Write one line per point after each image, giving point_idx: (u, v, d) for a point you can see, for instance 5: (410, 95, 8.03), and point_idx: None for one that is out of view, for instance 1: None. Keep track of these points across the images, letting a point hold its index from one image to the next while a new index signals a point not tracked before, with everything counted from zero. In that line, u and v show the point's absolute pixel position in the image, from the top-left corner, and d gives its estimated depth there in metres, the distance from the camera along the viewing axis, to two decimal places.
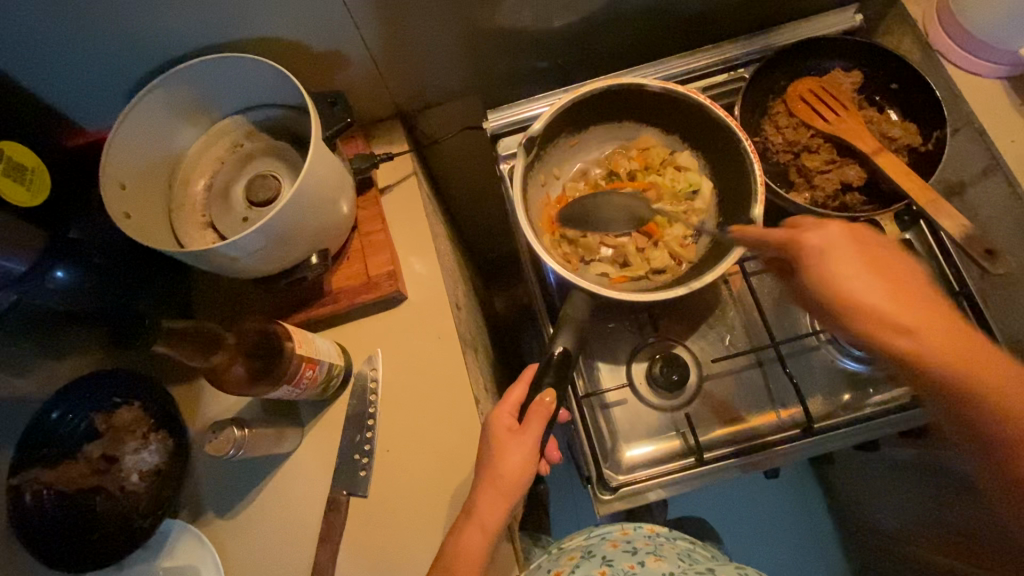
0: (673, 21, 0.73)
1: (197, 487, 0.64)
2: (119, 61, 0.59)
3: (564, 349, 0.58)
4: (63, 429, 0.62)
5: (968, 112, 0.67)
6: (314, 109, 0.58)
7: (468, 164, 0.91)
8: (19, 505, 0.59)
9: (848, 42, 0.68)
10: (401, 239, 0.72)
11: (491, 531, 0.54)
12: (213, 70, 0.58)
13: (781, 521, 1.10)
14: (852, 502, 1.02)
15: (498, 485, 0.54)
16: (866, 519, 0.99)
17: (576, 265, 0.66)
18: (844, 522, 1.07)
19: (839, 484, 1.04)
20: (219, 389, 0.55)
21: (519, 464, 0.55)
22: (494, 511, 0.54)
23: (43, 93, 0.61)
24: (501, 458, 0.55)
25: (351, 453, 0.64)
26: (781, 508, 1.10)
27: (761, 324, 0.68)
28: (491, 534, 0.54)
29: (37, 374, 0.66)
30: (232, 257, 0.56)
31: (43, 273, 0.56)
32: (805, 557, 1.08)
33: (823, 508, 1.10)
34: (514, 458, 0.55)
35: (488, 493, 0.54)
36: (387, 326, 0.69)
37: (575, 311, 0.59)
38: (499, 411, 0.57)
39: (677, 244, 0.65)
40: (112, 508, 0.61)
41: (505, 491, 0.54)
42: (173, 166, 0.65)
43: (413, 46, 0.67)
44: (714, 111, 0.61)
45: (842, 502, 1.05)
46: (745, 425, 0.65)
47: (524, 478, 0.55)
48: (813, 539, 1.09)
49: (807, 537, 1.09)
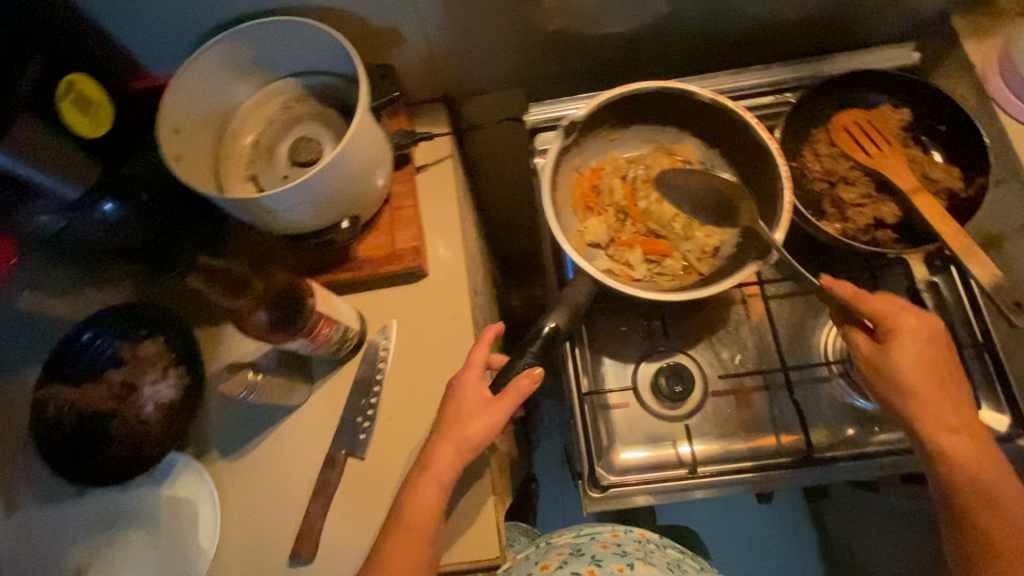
0: (726, 39, 0.74)
1: (204, 426, 0.67)
2: (191, 13, 0.62)
3: (556, 326, 0.61)
4: (91, 352, 0.66)
5: (1016, 163, 0.66)
6: (365, 79, 0.60)
7: (504, 156, 0.93)
8: (42, 415, 0.64)
9: (901, 79, 0.67)
10: (430, 217, 0.74)
11: (446, 484, 0.56)
12: (275, 32, 0.61)
13: (768, 552, 1.09)
14: (844, 544, 1.01)
15: (458, 441, 0.57)
16: (856, 563, 0.97)
17: (587, 254, 0.66)
18: (834, 566, 1.05)
19: (833, 524, 1.03)
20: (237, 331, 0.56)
21: (484, 426, 0.57)
22: (456, 468, 0.56)
23: (113, 33, 0.64)
24: (466, 420, 0.57)
25: (353, 415, 0.66)
26: (770, 539, 1.09)
27: (774, 348, 0.67)
28: (445, 485, 0.56)
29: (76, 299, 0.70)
30: (268, 210, 0.58)
31: (92, 205, 0.60)
32: None
33: (814, 550, 1.08)
34: (478, 420, 0.57)
35: (444, 445, 0.57)
36: (405, 298, 0.71)
37: (577, 295, 0.62)
38: (471, 381, 0.59)
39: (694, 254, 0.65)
40: (125, 433, 0.64)
41: (462, 448, 0.57)
42: (226, 119, 0.68)
43: (464, 29, 0.68)
44: (758, 133, 0.61)
45: (834, 542, 1.04)
46: (744, 444, 0.65)
47: (484, 441, 0.57)
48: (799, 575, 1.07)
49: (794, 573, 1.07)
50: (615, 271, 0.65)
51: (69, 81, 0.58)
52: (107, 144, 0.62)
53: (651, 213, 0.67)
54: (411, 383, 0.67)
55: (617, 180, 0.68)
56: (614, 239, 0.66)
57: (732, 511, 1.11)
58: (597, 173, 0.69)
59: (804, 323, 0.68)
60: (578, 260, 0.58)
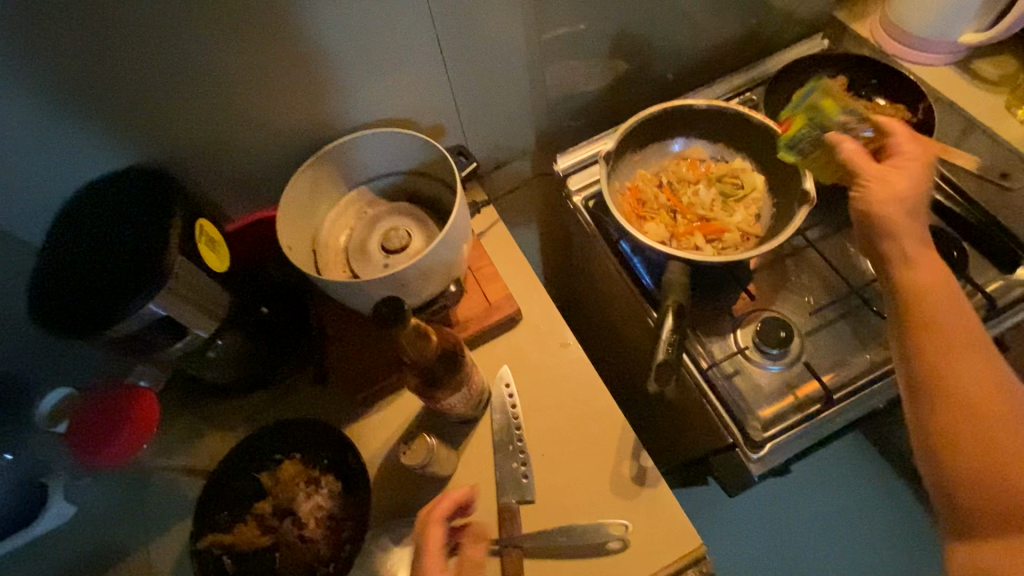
0: (686, 67, 0.93)
1: (369, 547, 0.63)
2: (275, 154, 0.72)
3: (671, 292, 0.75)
4: (239, 489, 0.66)
5: (935, 90, 0.85)
6: (451, 158, 0.70)
7: (530, 216, 1.03)
8: (205, 568, 0.61)
9: (830, 56, 0.85)
10: (506, 272, 0.81)
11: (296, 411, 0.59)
12: (364, 142, 0.71)
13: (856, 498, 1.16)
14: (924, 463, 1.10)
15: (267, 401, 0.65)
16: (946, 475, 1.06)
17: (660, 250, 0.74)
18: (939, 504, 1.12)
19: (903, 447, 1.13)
20: (435, 408, 0.63)
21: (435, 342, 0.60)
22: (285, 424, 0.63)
23: (205, 187, 0.71)
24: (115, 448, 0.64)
25: (509, 464, 0.67)
26: (847, 478, 1.18)
27: (837, 277, 0.77)
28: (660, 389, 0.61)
29: (209, 443, 0.72)
30: (404, 282, 0.64)
31: (210, 342, 0.63)
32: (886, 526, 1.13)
33: (922, 511, 1.13)
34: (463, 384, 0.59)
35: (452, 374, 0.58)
36: (512, 346, 0.75)
37: (676, 275, 0.68)
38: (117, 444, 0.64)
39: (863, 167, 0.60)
40: (293, 560, 0.62)
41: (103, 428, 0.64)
42: (315, 233, 0.73)
43: (492, 106, 0.82)
44: (753, 116, 0.76)
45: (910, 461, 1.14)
46: (861, 366, 0.71)
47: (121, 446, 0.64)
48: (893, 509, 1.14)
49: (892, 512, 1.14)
50: (684, 251, 0.73)
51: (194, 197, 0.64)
52: (228, 274, 0.63)
53: (692, 206, 0.78)
54: (549, 417, 0.70)
55: (651, 187, 0.79)
56: (673, 233, 0.76)
57: (825, 489, 1.18)
58: (635, 189, 0.79)
59: (846, 252, 0.78)
60: (664, 248, 0.69)
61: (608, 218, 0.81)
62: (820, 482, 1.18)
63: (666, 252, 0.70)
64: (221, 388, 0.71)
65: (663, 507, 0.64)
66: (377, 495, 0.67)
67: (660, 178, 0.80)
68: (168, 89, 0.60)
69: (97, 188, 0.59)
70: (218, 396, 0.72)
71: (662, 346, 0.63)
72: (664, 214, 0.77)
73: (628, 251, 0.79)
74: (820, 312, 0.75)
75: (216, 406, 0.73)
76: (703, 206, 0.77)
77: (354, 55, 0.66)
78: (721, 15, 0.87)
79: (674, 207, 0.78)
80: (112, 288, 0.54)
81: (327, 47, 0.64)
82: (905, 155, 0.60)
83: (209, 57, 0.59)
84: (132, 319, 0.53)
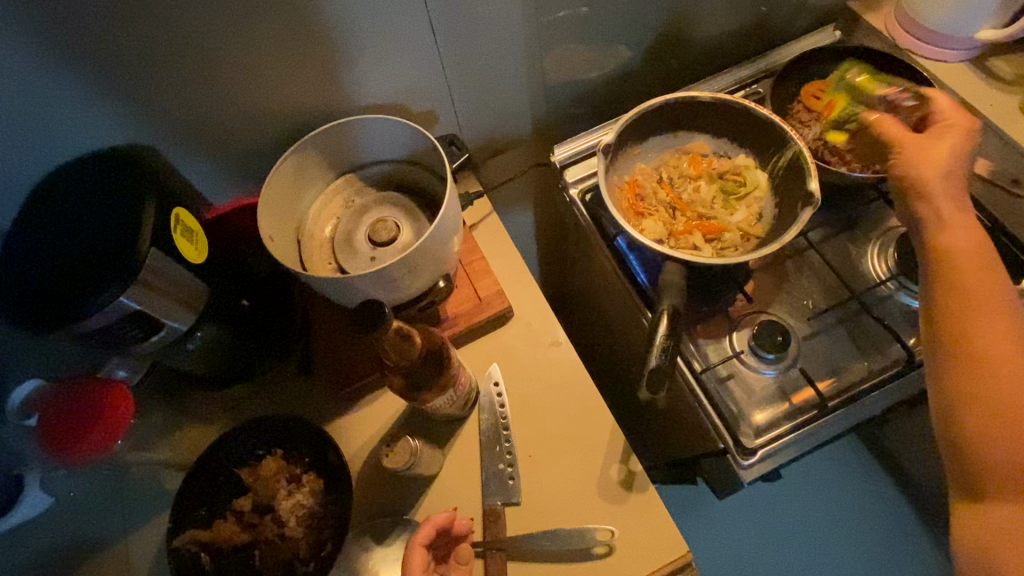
0: (691, 57, 0.89)
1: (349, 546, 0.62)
2: (258, 140, 0.69)
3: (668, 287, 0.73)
4: (219, 484, 0.64)
5: (947, 87, 0.82)
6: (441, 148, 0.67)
7: (525, 206, 1.01)
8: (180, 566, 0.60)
9: (841, 49, 0.82)
10: (499, 266, 0.79)
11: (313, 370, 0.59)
12: (351, 130, 0.68)
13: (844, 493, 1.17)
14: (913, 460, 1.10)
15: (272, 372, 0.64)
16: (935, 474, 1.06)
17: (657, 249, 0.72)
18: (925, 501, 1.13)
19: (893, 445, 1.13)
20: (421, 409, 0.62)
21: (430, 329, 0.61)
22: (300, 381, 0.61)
23: (184, 172, 0.68)
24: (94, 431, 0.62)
25: (496, 464, 0.66)
26: (835, 472, 1.19)
27: (837, 281, 0.75)
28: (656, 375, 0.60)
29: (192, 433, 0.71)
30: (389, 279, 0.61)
31: (188, 336, 0.61)
32: (872, 522, 1.14)
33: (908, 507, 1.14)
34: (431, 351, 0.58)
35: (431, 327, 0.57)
36: (502, 343, 0.74)
37: (672, 276, 0.66)
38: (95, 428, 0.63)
39: (903, 133, 0.59)
40: (273, 557, 0.61)
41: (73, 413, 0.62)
42: (301, 222, 0.71)
43: (488, 94, 0.79)
44: (758, 111, 0.73)
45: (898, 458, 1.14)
46: (858, 373, 0.69)
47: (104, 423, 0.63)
48: (880, 505, 1.15)
49: (879, 508, 1.15)
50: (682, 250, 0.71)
51: (177, 180, 0.62)
52: (206, 265, 0.61)
53: (692, 204, 0.75)
54: (537, 419, 0.69)
55: (650, 183, 0.76)
56: (671, 231, 0.73)
57: (811, 487, 1.19)
58: (634, 184, 0.76)
59: (847, 255, 0.76)
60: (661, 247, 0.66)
61: (604, 213, 0.79)
62: (807, 479, 1.19)
63: (663, 252, 0.67)
64: (201, 381, 0.69)
65: (651, 513, 0.63)
66: (360, 493, 0.66)
67: (660, 173, 0.77)
68: (144, 69, 0.57)
69: (68, 169, 0.56)
70: (198, 388, 0.70)
71: (656, 351, 0.61)
72: (663, 211, 0.75)
73: (624, 247, 0.76)
74: (818, 317, 0.73)
75: (199, 397, 0.72)
76: (703, 204, 0.75)
77: (341, 38, 0.63)
78: (730, 3, 0.83)
79: (675, 203, 0.75)
80: (76, 279, 0.51)
81: (310, 29, 0.61)
82: (948, 120, 0.59)
83: (187, 39, 0.56)
84: (101, 313, 0.50)
